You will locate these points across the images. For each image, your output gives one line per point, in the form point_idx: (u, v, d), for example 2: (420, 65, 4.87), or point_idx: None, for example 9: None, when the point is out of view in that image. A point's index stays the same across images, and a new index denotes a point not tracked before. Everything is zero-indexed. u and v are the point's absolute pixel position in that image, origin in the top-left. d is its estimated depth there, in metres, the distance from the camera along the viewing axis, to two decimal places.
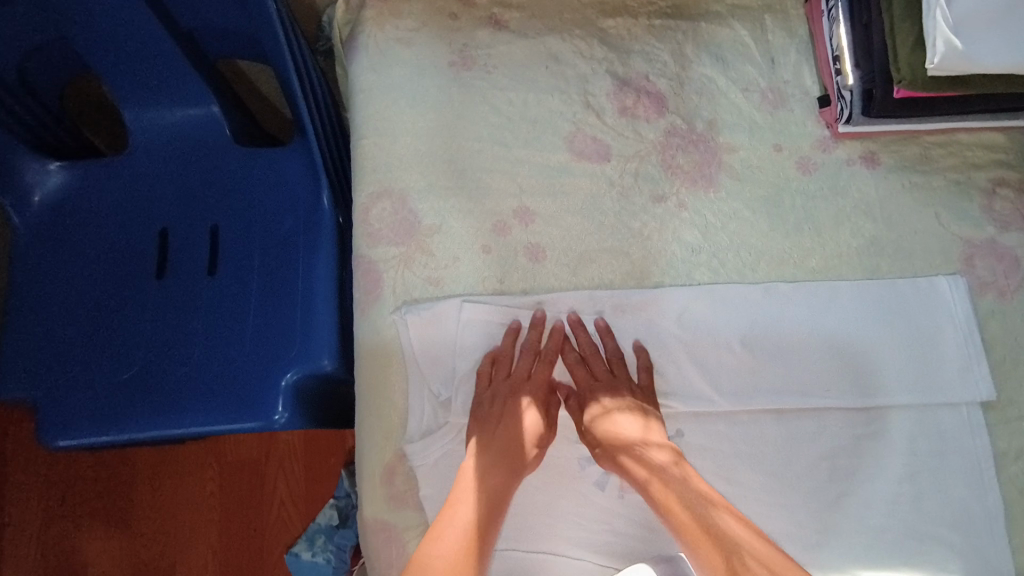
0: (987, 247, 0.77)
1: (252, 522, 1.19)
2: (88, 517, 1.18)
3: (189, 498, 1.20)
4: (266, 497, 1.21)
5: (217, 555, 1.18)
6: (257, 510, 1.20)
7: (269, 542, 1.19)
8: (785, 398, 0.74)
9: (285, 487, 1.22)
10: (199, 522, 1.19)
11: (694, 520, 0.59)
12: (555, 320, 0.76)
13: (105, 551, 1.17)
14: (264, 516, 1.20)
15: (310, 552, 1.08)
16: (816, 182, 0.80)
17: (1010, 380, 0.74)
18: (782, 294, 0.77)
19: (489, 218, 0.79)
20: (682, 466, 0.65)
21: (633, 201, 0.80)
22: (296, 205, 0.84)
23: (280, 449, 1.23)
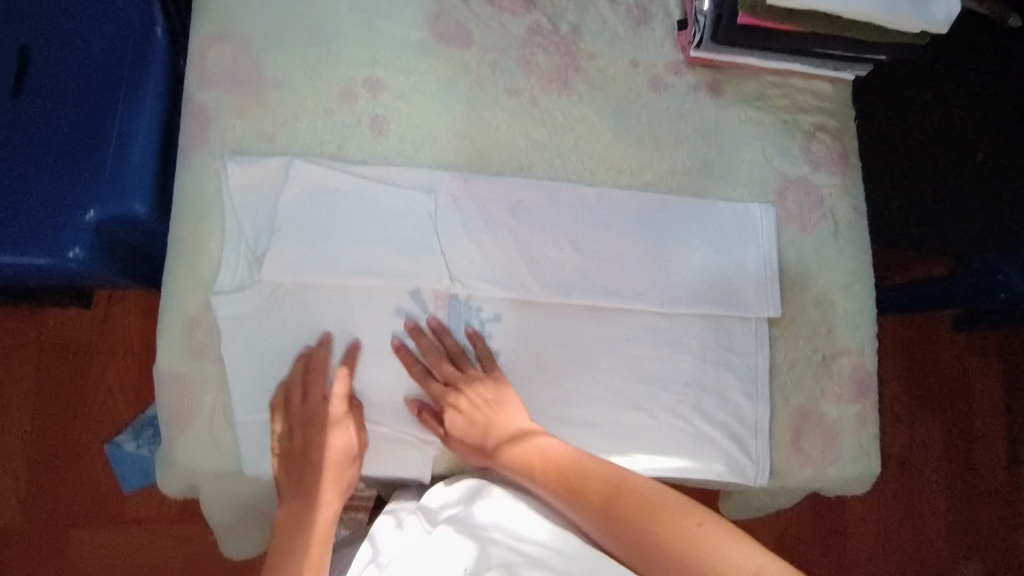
0: (800, 183, 0.85)
1: (76, 405, 1.13)
2: None
3: (5, 373, 1.12)
4: (93, 381, 1.14)
5: (29, 435, 1.11)
6: (81, 394, 1.13)
7: (90, 428, 1.13)
8: (602, 297, 0.78)
9: (115, 375, 1.15)
10: (14, 399, 1.12)
11: (564, 475, 0.69)
12: (391, 194, 0.75)
13: None
14: (87, 401, 1.13)
15: (135, 442, 1.06)
16: (663, 101, 0.84)
17: (795, 302, 0.83)
18: (613, 200, 0.80)
19: (337, 82, 0.76)
20: (532, 440, 0.72)
21: (487, 91, 0.80)
22: (125, 37, 0.77)
23: (115, 334, 1.16)
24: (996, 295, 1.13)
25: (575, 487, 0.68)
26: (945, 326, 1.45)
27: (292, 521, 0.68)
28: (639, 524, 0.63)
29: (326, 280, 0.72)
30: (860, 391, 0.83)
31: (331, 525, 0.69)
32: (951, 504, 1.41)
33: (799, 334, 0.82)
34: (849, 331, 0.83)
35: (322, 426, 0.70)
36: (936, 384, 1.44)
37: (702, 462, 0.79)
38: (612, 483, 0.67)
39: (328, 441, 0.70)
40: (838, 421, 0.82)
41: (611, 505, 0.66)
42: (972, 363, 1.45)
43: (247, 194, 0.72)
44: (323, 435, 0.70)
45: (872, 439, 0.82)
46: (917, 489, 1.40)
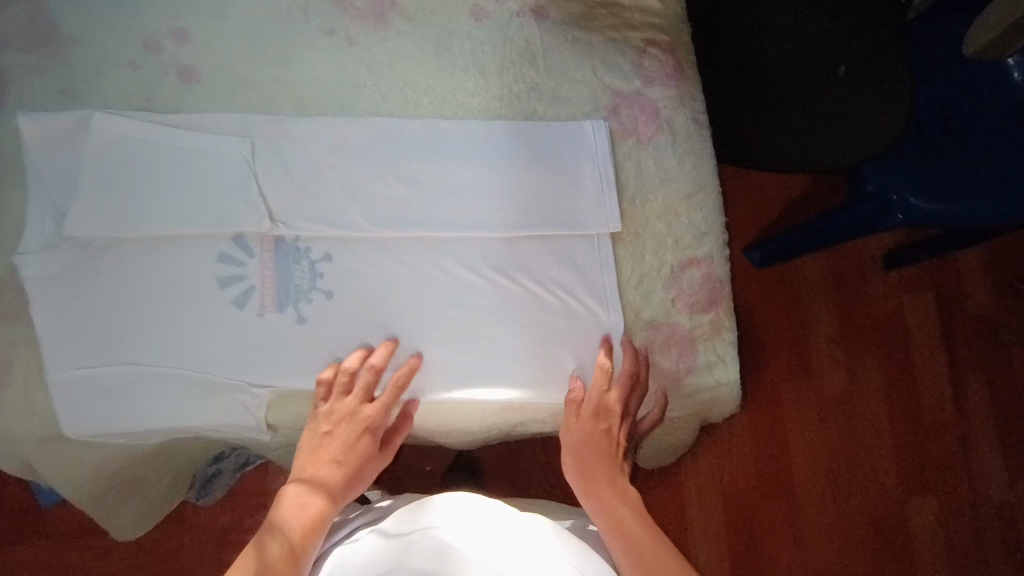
0: (633, 98, 0.84)
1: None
2: None
3: None
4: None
5: None
6: None
7: None
8: (435, 227, 0.77)
9: None
10: None
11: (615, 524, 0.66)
12: (205, 140, 0.74)
13: None
14: None
15: None
16: (486, 29, 0.83)
17: (638, 216, 0.82)
18: (441, 129, 0.80)
19: (140, 35, 0.75)
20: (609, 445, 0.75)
21: (301, 32, 0.79)
22: None
23: None
24: (891, 218, 0.99)
25: (620, 526, 0.66)
26: (877, 265, 1.36)
27: (302, 507, 0.65)
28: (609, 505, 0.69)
29: (136, 231, 0.70)
30: (712, 298, 0.82)
31: (320, 524, 0.65)
32: (902, 453, 1.31)
33: (645, 247, 0.81)
34: (695, 241, 0.83)
35: (365, 436, 0.71)
36: (873, 327, 1.35)
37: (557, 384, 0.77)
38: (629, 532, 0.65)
39: (360, 447, 0.71)
40: (691, 330, 0.80)
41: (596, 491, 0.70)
42: (908, 300, 1.36)
43: (43, 148, 0.70)
44: (356, 434, 0.71)
45: (730, 346, 0.81)
46: (864, 439, 1.31)
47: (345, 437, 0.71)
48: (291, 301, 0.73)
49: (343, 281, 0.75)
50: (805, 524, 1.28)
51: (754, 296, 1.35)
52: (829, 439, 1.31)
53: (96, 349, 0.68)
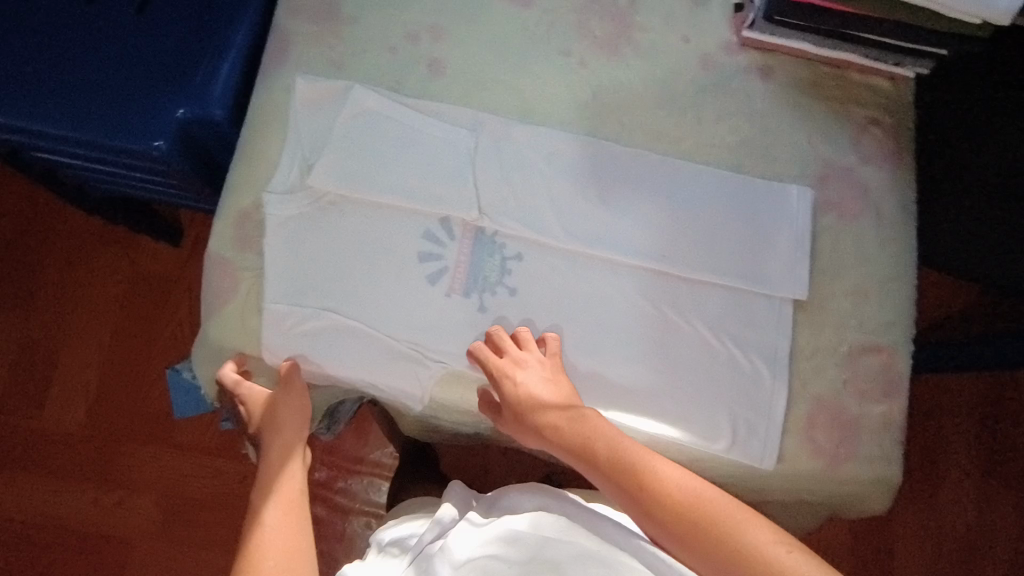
0: (843, 172, 0.83)
1: (155, 327, 1.32)
2: (9, 279, 1.32)
3: (98, 291, 1.32)
4: (172, 312, 1.32)
5: (109, 349, 1.31)
6: (156, 321, 1.31)
7: (157, 354, 1.31)
8: (623, 252, 0.80)
9: (186, 309, 1.32)
10: (101, 316, 1.32)
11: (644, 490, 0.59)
12: (437, 126, 0.80)
13: (14, 315, 1.32)
14: (160, 329, 1.32)
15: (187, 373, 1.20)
16: (712, 78, 0.86)
17: (825, 289, 0.80)
18: (650, 162, 0.82)
19: (403, 25, 0.83)
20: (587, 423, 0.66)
21: (540, 48, 0.85)
22: None
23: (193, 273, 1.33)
24: None
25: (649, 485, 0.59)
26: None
27: (281, 481, 0.65)
28: (638, 474, 0.60)
29: (363, 195, 0.78)
30: (887, 390, 0.78)
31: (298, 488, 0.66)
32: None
33: (826, 321, 0.79)
34: (881, 328, 0.79)
35: (264, 412, 0.72)
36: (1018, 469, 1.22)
37: (708, 433, 0.76)
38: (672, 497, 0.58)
39: (283, 417, 0.71)
40: (860, 417, 0.77)
41: (613, 463, 0.62)
42: None
43: (308, 108, 0.79)
44: (274, 410, 0.71)
45: (896, 444, 0.77)
46: None
47: (285, 416, 0.71)
48: (476, 288, 0.78)
49: (525, 281, 0.79)
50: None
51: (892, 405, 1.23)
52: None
53: (306, 291, 0.76)
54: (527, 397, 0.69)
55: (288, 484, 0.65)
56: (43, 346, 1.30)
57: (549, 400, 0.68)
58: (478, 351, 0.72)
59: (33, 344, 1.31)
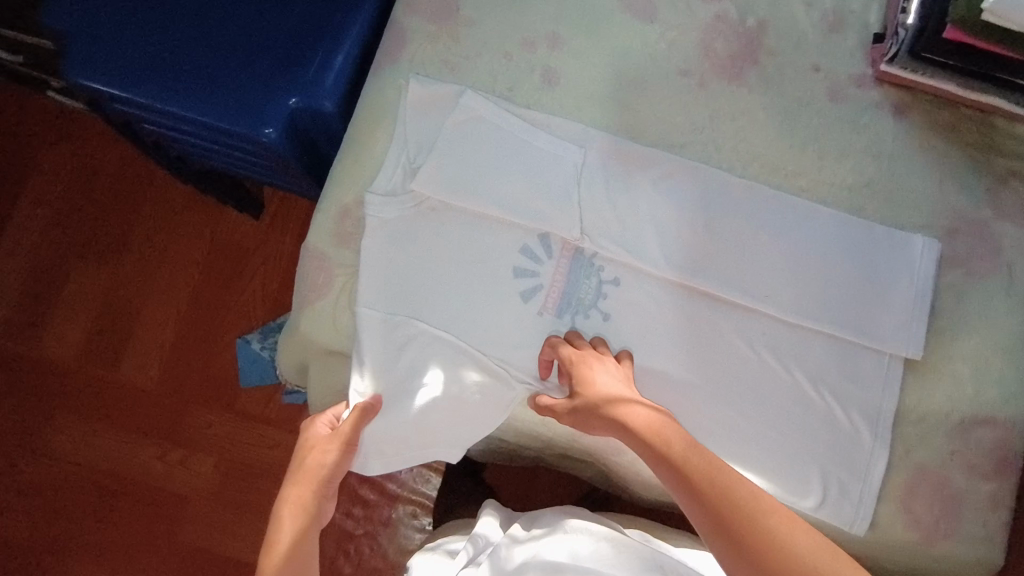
0: (975, 227, 0.77)
1: (227, 292, 1.32)
2: (93, 234, 1.34)
3: (177, 255, 1.34)
4: (245, 280, 1.33)
5: (183, 313, 1.32)
6: (230, 290, 1.32)
7: (228, 322, 1.32)
8: (725, 288, 0.76)
9: (260, 281, 1.33)
10: (179, 280, 1.33)
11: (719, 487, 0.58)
12: (544, 139, 0.78)
13: (95, 270, 1.34)
14: (234, 299, 1.32)
15: (259, 343, 1.28)
16: (839, 111, 0.81)
17: (941, 350, 0.75)
18: (763, 196, 0.78)
19: (521, 31, 0.82)
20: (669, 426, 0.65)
21: (659, 66, 0.82)
22: None
23: (271, 246, 1.34)
24: None
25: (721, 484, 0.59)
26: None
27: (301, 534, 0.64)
28: (718, 490, 0.58)
29: (464, 204, 0.76)
30: (999, 468, 0.73)
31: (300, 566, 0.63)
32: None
33: (939, 385, 0.74)
34: (999, 400, 0.74)
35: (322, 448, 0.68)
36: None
37: (802, 489, 0.72)
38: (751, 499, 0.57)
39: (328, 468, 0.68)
40: (964, 492, 0.72)
41: (692, 471, 0.60)
42: None
43: (418, 110, 0.79)
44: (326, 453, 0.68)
45: (1001, 527, 0.72)
46: None
47: (328, 458, 0.68)
48: (570, 308, 0.76)
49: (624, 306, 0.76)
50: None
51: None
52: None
53: (400, 295, 0.75)
54: (616, 405, 0.67)
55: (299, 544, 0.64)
56: (121, 304, 1.33)
57: (640, 410, 0.66)
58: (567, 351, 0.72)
59: (111, 300, 1.33)
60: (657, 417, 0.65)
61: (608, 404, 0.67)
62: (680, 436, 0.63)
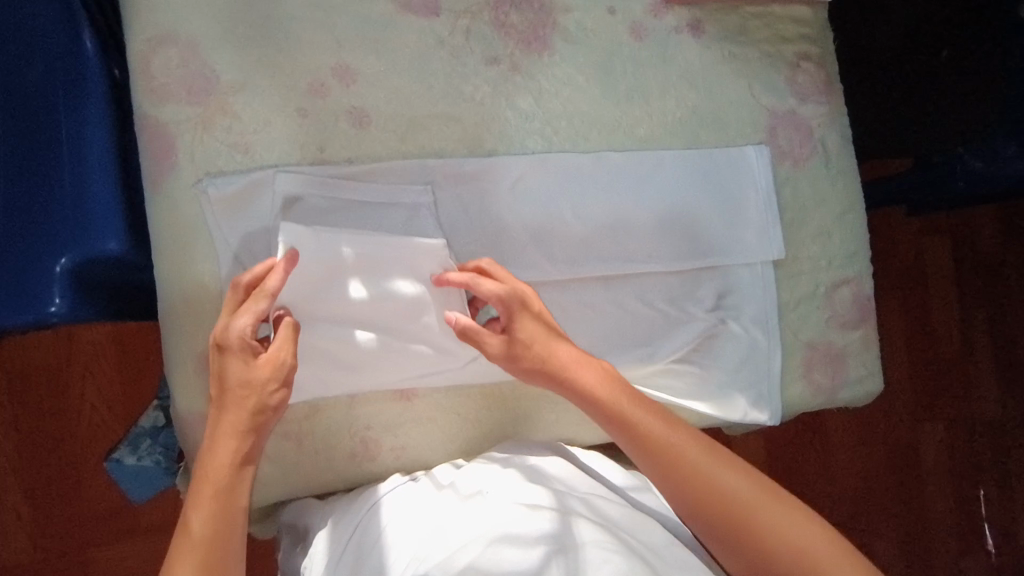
0: (788, 118, 0.84)
1: (60, 430, 1.06)
2: None
3: None
4: (75, 402, 1.06)
5: (19, 475, 1.04)
6: (64, 421, 1.06)
7: (82, 455, 1.06)
8: (612, 265, 0.78)
9: (95, 392, 1.07)
10: None
11: (673, 467, 0.59)
12: (386, 191, 0.71)
13: None
14: (72, 427, 1.06)
15: (134, 456, 0.84)
16: (646, 49, 0.80)
17: (795, 239, 0.84)
18: (612, 163, 0.79)
19: (303, 76, 0.69)
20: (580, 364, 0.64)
21: (466, 63, 0.74)
22: (50, 55, 0.68)
23: (85, 350, 1.08)
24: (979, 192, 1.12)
25: (668, 461, 0.59)
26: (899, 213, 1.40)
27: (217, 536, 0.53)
28: (693, 472, 0.58)
29: (333, 297, 0.69)
30: (863, 314, 0.86)
31: (218, 532, 0.53)
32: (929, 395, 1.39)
33: (802, 269, 0.84)
34: (846, 260, 0.86)
35: (233, 365, 0.57)
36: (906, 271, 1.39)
37: (736, 406, 0.81)
38: (704, 489, 0.57)
39: (246, 378, 0.57)
40: (845, 346, 0.85)
41: (697, 472, 0.58)
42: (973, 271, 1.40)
43: (231, 215, 0.66)
44: (237, 372, 0.57)
45: (876, 358, 0.87)
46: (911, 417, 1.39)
47: (239, 375, 0.57)
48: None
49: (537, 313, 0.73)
50: (844, 477, 1.36)
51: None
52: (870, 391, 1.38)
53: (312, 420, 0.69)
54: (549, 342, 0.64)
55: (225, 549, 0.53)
56: None
57: (599, 382, 0.63)
58: (487, 292, 0.65)
59: None
60: (592, 383, 0.63)
61: (560, 366, 0.63)
62: (656, 423, 0.61)
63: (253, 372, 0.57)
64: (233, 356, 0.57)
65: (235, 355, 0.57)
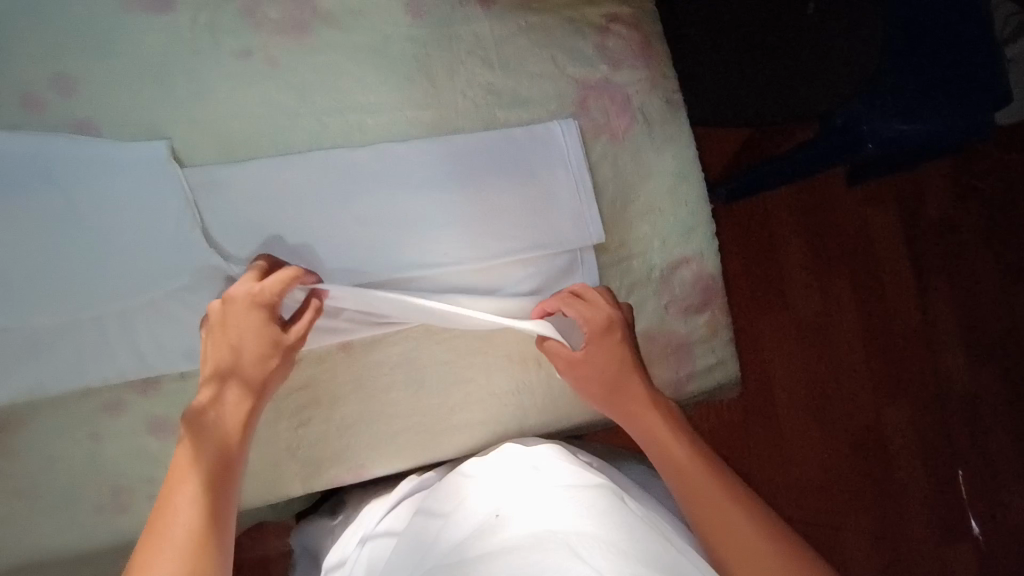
0: (600, 87, 0.76)
1: None
2: None
3: None
4: None
5: None
6: None
7: None
8: (403, 267, 0.69)
9: None
10: None
11: (675, 468, 0.63)
12: (117, 208, 0.64)
13: None
14: None
15: None
16: (426, 27, 0.72)
17: (619, 220, 0.76)
18: (395, 154, 0.70)
19: (15, 90, 0.62)
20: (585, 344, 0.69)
21: (210, 58, 0.67)
22: None
23: None
24: (862, 148, 1.01)
25: (678, 466, 0.63)
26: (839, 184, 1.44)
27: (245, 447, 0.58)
28: (678, 464, 0.63)
29: (62, 331, 0.63)
30: (707, 298, 0.78)
31: (221, 470, 0.55)
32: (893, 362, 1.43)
33: (631, 254, 0.76)
34: (683, 238, 0.77)
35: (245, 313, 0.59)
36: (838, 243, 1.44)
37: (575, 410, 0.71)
38: (677, 467, 0.63)
39: (248, 328, 0.59)
40: (689, 334, 0.77)
41: (678, 462, 0.63)
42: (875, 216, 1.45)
43: None
44: (241, 311, 0.59)
45: (728, 345, 0.78)
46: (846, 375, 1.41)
47: (236, 328, 0.59)
48: None
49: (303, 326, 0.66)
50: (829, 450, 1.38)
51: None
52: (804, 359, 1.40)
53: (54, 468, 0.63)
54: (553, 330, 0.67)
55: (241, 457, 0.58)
56: None
57: (599, 355, 0.69)
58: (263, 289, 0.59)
59: None
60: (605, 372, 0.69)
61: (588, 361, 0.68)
62: (658, 414, 0.68)
63: (261, 333, 0.59)
64: (267, 324, 0.59)
65: (249, 329, 0.59)
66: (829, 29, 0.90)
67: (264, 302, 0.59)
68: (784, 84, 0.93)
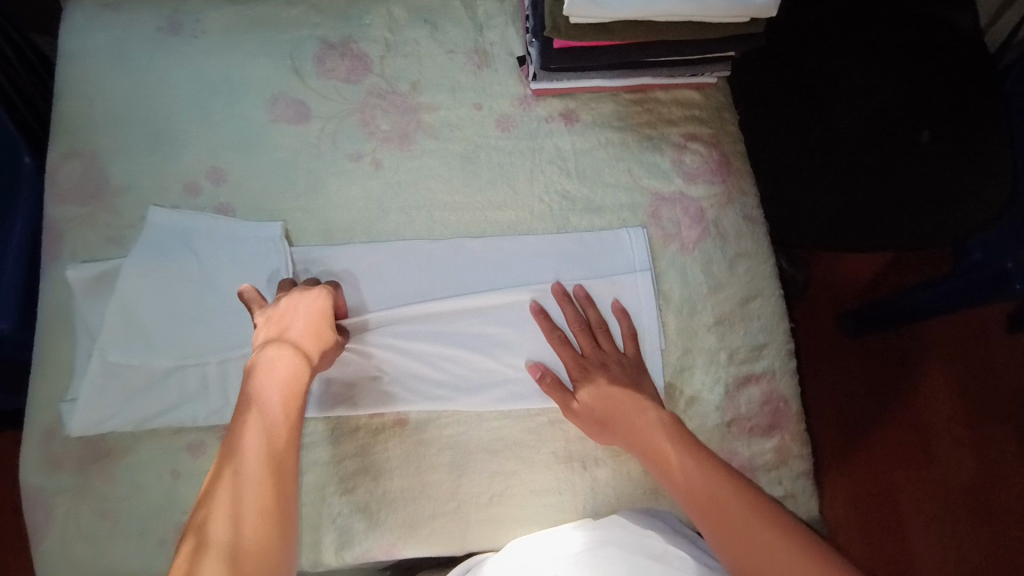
0: (674, 199, 0.78)
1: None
2: None
3: None
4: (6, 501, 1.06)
5: None
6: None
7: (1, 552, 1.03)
8: (463, 348, 0.73)
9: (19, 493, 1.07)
10: None
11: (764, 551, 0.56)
12: (233, 274, 0.74)
13: None
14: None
15: None
16: (513, 139, 0.80)
17: (685, 328, 0.74)
18: (469, 249, 0.76)
19: (180, 178, 0.78)
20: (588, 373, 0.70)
21: (329, 160, 0.79)
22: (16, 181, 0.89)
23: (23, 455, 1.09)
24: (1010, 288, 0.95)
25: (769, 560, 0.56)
26: (1002, 328, 1.27)
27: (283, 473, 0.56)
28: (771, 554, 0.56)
29: (167, 376, 0.71)
30: (775, 421, 0.73)
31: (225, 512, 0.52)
32: None
33: (694, 363, 0.74)
34: (753, 354, 0.74)
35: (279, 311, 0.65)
36: (1006, 398, 1.24)
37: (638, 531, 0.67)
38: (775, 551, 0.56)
39: (301, 324, 0.65)
40: (752, 459, 0.71)
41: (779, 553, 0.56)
42: None
43: (93, 297, 0.73)
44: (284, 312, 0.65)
45: (797, 478, 0.72)
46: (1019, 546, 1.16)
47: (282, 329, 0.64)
48: (315, 412, 0.70)
49: (366, 395, 0.71)
50: None
51: (832, 382, 1.26)
52: (959, 528, 1.18)
53: (135, 497, 0.69)
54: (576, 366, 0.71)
55: (285, 497, 0.54)
56: None
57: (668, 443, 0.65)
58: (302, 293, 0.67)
59: None
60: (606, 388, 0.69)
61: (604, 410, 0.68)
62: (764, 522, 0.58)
63: (280, 325, 0.64)
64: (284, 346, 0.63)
65: (285, 323, 0.64)
66: (950, 158, 0.85)
67: (316, 315, 0.66)
68: (881, 203, 0.84)
